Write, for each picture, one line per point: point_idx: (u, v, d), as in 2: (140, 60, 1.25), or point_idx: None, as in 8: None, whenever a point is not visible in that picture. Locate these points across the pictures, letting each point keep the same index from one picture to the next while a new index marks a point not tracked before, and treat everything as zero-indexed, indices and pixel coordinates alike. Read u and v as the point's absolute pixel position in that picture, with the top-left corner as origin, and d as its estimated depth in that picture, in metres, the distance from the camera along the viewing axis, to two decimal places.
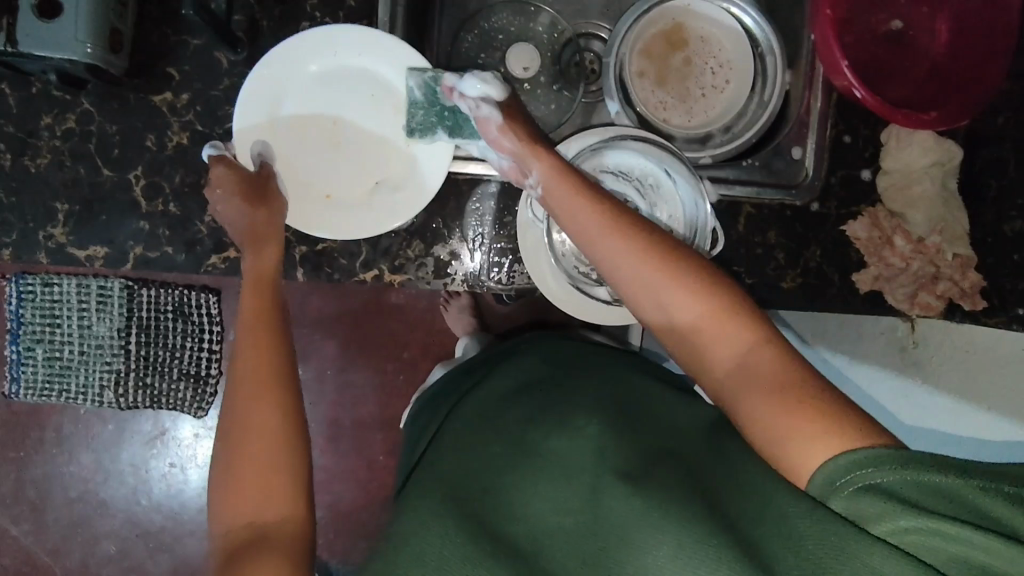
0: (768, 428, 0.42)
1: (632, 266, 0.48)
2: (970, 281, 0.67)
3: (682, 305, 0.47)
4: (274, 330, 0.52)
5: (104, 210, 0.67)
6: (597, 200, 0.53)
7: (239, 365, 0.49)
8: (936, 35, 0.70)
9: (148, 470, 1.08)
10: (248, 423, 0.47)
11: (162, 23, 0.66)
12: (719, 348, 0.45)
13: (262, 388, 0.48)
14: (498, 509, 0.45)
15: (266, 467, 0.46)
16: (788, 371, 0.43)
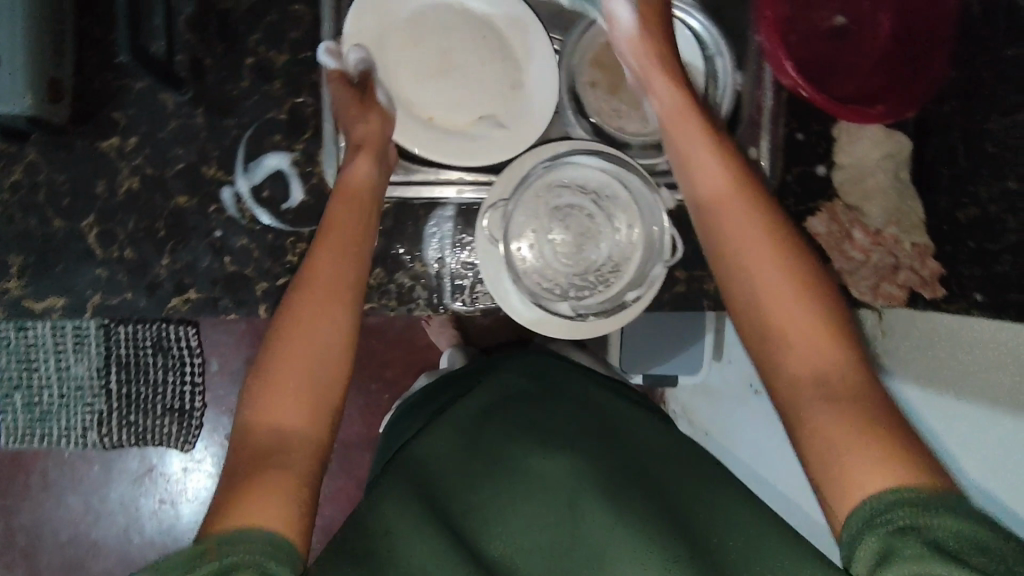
0: (822, 435, 0.46)
1: (762, 267, 0.51)
2: (930, 270, 0.68)
3: (791, 313, 0.50)
4: (350, 283, 0.55)
5: (59, 259, 0.66)
6: (752, 198, 0.55)
7: (295, 308, 0.53)
8: (879, 28, 0.70)
9: (138, 507, 1.28)
10: (307, 334, 0.51)
11: (103, 68, 0.66)
12: (804, 361, 0.48)
13: (330, 311, 0.53)
14: (477, 524, 0.58)
15: (309, 387, 0.50)
16: (865, 401, 0.46)
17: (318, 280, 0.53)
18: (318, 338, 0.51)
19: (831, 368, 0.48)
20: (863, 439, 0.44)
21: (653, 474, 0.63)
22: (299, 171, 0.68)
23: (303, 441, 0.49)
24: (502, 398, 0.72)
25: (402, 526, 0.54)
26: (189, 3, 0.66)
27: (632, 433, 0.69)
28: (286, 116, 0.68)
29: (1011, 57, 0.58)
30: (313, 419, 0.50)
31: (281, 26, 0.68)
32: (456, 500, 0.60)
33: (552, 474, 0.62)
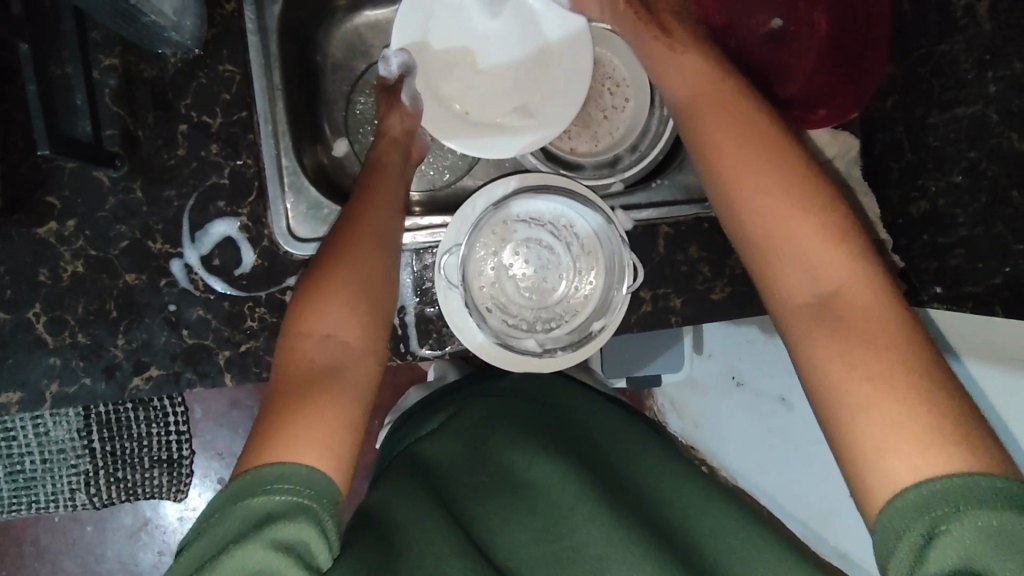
0: (812, 357, 0.46)
1: (767, 189, 0.51)
2: (889, 265, 0.66)
3: (805, 236, 0.48)
4: (361, 268, 0.57)
5: (9, 353, 0.63)
6: (754, 127, 0.54)
7: (318, 284, 0.56)
8: (816, 28, 0.69)
9: (138, 562, 1.26)
10: (349, 273, 0.57)
11: (30, 152, 0.63)
12: (820, 278, 0.48)
13: (365, 256, 0.58)
14: (482, 533, 0.58)
15: (347, 321, 0.54)
16: (892, 334, 0.44)
17: (356, 233, 0.59)
18: (355, 277, 0.56)
19: (840, 288, 0.47)
20: (881, 369, 0.43)
21: (648, 498, 0.62)
22: (248, 235, 0.67)
23: (345, 368, 0.52)
24: (505, 407, 0.72)
25: (424, 531, 0.53)
26: (112, 75, 0.64)
27: (633, 445, 0.68)
28: (228, 180, 0.66)
29: (943, 48, 0.60)
30: (354, 351, 0.54)
31: (211, 88, 0.66)
32: (464, 509, 0.60)
33: (551, 484, 0.61)
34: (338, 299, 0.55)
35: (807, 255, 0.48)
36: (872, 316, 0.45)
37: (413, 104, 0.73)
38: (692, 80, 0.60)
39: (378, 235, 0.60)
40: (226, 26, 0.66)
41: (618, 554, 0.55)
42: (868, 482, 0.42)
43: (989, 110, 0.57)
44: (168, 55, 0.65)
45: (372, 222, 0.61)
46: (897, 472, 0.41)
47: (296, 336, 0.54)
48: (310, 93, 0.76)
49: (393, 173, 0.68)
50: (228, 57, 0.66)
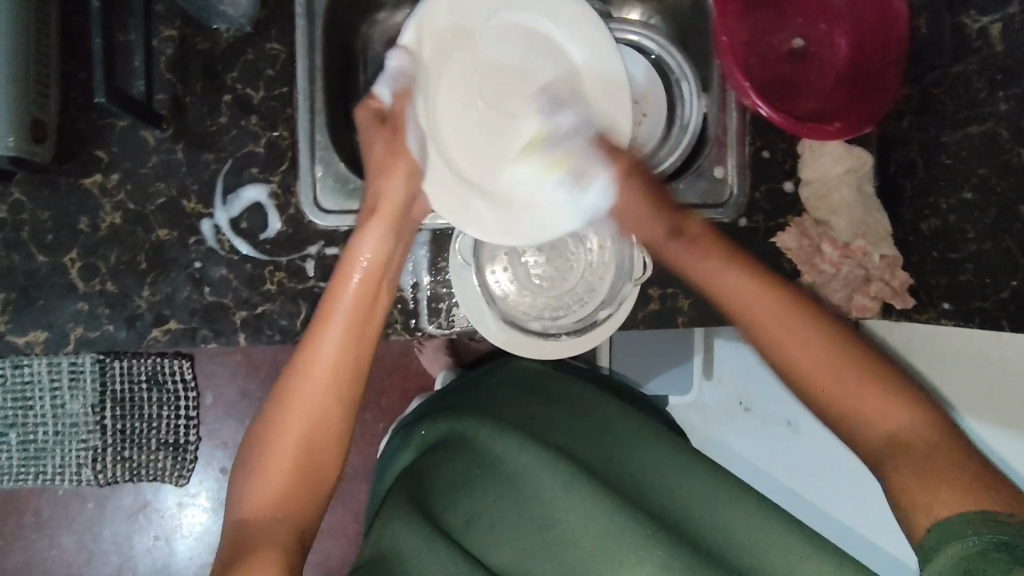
0: (906, 489, 0.52)
1: (799, 338, 0.57)
2: (899, 280, 0.68)
3: (891, 411, 0.54)
4: (304, 408, 0.59)
5: (41, 295, 0.67)
6: (750, 270, 0.61)
7: (256, 434, 0.60)
8: (836, 49, 0.72)
9: (133, 545, 1.21)
10: (301, 426, 0.59)
11: (85, 109, 0.68)
12: (888, 414, 0.54)
13: (304, 391, 0.59)
14: (477, 535, 0.59)
15: (273, 477, 0.57)
16: (953, 444, 0.52)
17: (308, 383, 0.59)
18: (303, 414, 0.59)
19: (879, 418, 0.54)
20: (955, 466, 0.50)
21: (646, 481, 0.60)
22: (276, 202, 0.70)
23: (270, 529, 0.55)
24: (503, 405, 0.71)
25: (421, 544, 0.55)
26: (169, 45, 0.69)
27: (617, 417, 0.67)
28: (264, 150, 0.70)
29: (959, 69, 0.62)
30: (268, 510, 0.57)
31: (257, 64, 0.70)
32: (454, 510, 0.61)
33: (537, 473, 0.59)
34: (289, 455, 0.58)
35: (842, 398, 0.55)
36: (918, 428, 0.53)
37: (421, 152, 0.68)
38: (719, 267, 0.63)
39: (350, 375, 0.61)
40: (278, 9, 0.71)
41: (621, 539, 0.53)
42: (916, 509, 0.51)
43: (1000, 127, 0.57)
44: (222, 30, 0.70)
45: (343, 354, 0.61)
46: (941, 509, 0.50)
47: (254, 496, 0.57)
48: (348, 78, 0.80)
49: (374, 276, 0.62)
50: (276, 37, 0.71)
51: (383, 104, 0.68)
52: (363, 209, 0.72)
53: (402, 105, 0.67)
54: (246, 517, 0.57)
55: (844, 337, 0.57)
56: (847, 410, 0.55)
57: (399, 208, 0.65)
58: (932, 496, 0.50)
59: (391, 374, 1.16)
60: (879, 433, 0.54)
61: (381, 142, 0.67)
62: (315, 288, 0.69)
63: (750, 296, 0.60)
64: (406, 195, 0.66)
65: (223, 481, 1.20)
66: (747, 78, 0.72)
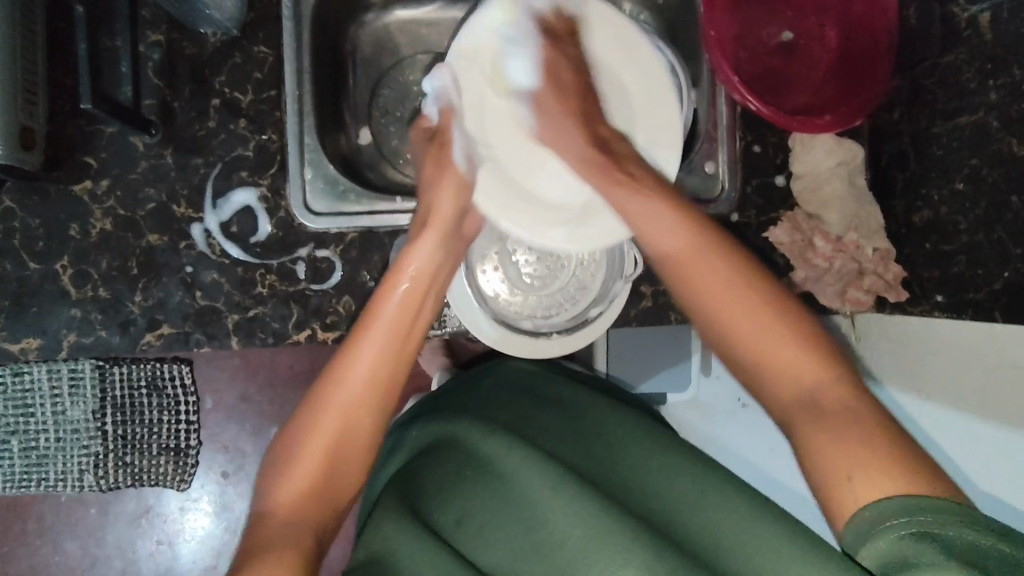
0: (825, 468, 0.48)
1: (734, 296, 0.55)
2: (893, 273, 0.68)
3: (806, 371, 0.51)
4: (345, 408, 0.58)
5: (33, 302, 0.67)
6: (720, 241, 0.58)
7: (291, 429, 0.59)
8: (825, 43, 0.72)
9: (136, 549, 1.21)
10: (334, 428, 0.58)
11: (75, 115, 0.68)
12: (796, 382, 0.52)
13: (346, 393, 0.58)
14: (467, 535, 0.59)
15: (302, 476, 0.57)
16: (879, 419, 0.48)
17: (343, 394, 0.58)
18: (350, 417, 0.58)
19: (813, 387, 0.51)
20: (872, 451, 0.46)
21: (636, 485, 0.60)
22: (267, 205, 0.70)
23: (288, 528, 0.54)
24: (497, 407, 0.71)
25: (410, 544, 0.55)
26: (157, 50, 0.69)
27: (618, 420, 0.67)
28: (253, 153, 0.70)
29: (948, 59, 0.61)
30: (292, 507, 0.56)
31: (245, 67, 0.70)
32: (444, 511, 0.61)
33: (526, 474, 0.59)
34: (315, 458, 0.57)
35: (781, 365, 0.52)
36: (850, 409, 0.49)
37: (469, 164, 0.67)
38: (672, 228, 0.59)
39: (391, 384, 0.60)
40: (264, 11, 0.71)
41: (609, 540, 0.53)
42: (841, 487, 0.47)
43: (990, 117, 0.57)
44: (209, 34, 0.70)
45: (390, 360, 0.60)
46: (856, 495, 0.45)
47: (281, 492, 0.56)
48: (337, 80, 0.80)
49: (420, 288, 0.62)
50: (263, 40, 0.71)
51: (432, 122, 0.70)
52: (354, 211, 0.72)
53: (447, 124, 0.68)
54: (265, 515, 0.56)
55: (777, 303, 0.54)
56: (773, 375, 0.53)
57: (452, 224, 0.64)
58: (856, 472, 0.46)
59: None
60: (798, 394, 0.51)
61: (428, 153, 0.68)
62: (306, 291, 0.69)
63: (696, 260, 0.57)
64: (457, 209, 0.64)
65: (225, 484, 1.20)
66: (737, 73, 0.71)
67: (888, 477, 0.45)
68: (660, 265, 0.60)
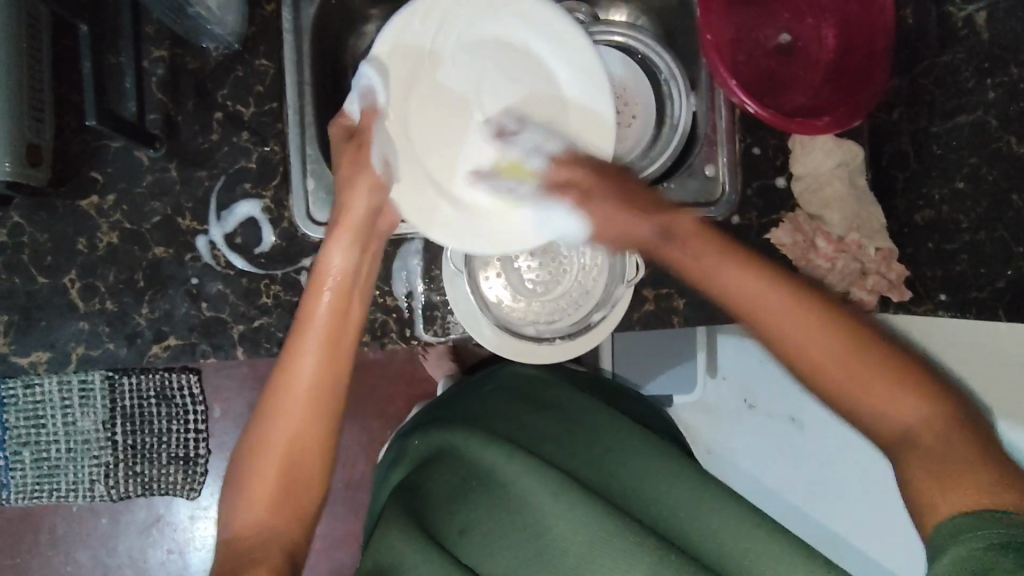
0: (922, 493, 0.50)
1: (809, 338, 0.53)
2: (897, 273, 0.67)
3: (888, 403, 0.51)
4: (299, 420, 0.58)
5: (42, 315, 0.68)
6: (757, 269, 0.56)
7: (241, 445, 0.60)
8: (823, 44, 0.72)
9: (147, 558, 1.22)
10: (282, 444, 0.58)
11: (80, 131, 0.69)
12: (883, 406, 0.52)
13: (287, 405, 0.58)
14: (470, 546, 0.59)
15: (261, 495, 0.57)
16: (949, 423, 0.50)
17: (293, 399, 0.58)
18: (291, 433, 0.58)
19: (888, 407, 0.52)
20: (959, 464, 0.49)
21: (637, 490, 0.60)
22: (270, 216, 0.71)
23: (258, 550, 0.56)
24: (495, 415, 0.71)
25: (417, 559, 0.55)
26: (160, 65, 0.70)
27: (611, 424, 0.67)
28: (256, 165, 0.71)
29: (946, 58, 0.62)
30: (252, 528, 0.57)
31: (247, 80, 0.71)
32: (447, 523, 0.61)
33: (525, 483, 0.59)
34: (272, 475, 0.58)
35: (845, 381, 0.52)
36: (938, 421, 0.51)
37: (384, 167, 0.63)
38: (744, 271, 0.56)
39: (331, 394, 0.59)
40: (265, 25, 0.72)
41: (609, 545, 0.53)
42: (923, 506, 0.50)
43: (990, 116, 0.58)
44: (211, 49, 0.71)
45: (298, 377, 0.58)
46: (943, 506, 0.49)
47: (245, 508, 0.57)
48: (338, 90, 0.81)
49: (340, 296, 0.60)
50: (264, 53, 0.72)
51: (353, 118, 0.64)
52: None
53: (369, 124, 0.63)
54: (231, 535, 0.57)
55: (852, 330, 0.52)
56: (829, 391, 0.53)
57: (367, 222, 0.62)
58: (937, 490, 0.49)
59: (397, 382, 1.16)
60: (886, 427, 0.52)
61: (345, 151, 0.63)
62: None
63: (740, 281, 0.55)
64: (371, 207, 0.62)
65: None
66: (735, 75, 0.71)
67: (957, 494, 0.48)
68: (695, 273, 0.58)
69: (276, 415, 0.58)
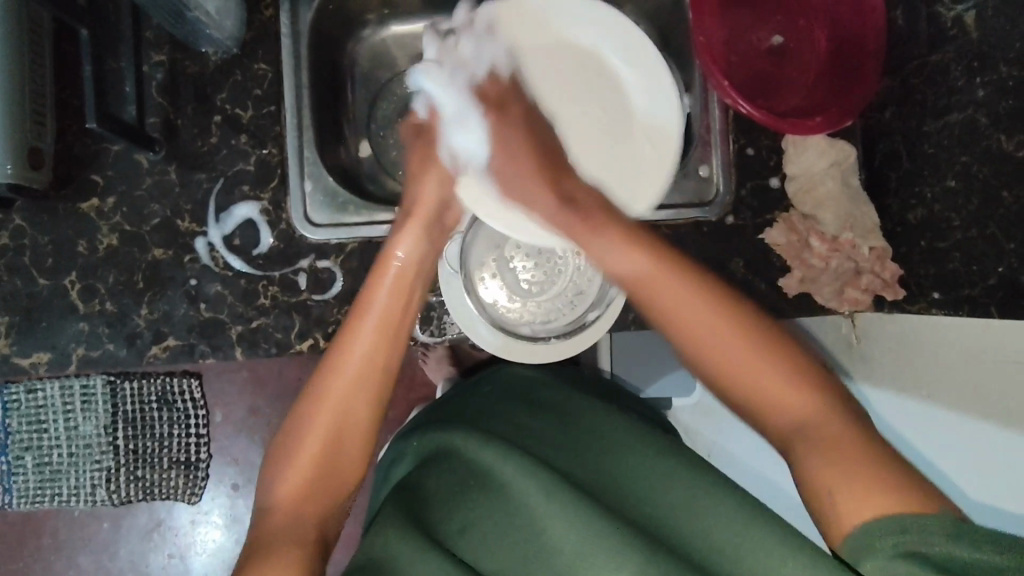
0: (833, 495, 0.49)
1: (729, 349, 0.54)
2: (890, 272, 0.68)
3: (793, 405, 0.53)
4: (347, 397, 0.58)
5: (43, 317, 0.69)
6: None
7: (289, 423, 0.59)
8: (815, 44, 0.73)
9: (148, 562, 1.22)
10: (330, 420, 0.57)
11: (82, 135, 0.70)
12: (781, 399, 0.53)
13: (337, 386, 0.58)
14: (468, 544, 0.59)
15: (296, 471, 0.57)
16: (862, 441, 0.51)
17: (342, 378, 0.58)
18: (347, 410, 0.58)
19: (794, 405, 0.53)
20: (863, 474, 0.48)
21: (635, 490, 0.60)
22: (268, 218, 0.71)
23: (290, 533, 0.54)
24: (494, 416, 0.71)
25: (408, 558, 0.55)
26: (160, 70, 0.71)
27: (610, 425, 0.67)
28: (254, 168, 0.72)
29: (936, 58, 0.62)
30: (288, 510, 0.56)
31: (246, 84, 0.72)
32: (446, 521, 0.61)
33: (521, 484, 0.59)
34: (313, 455, 0.57)
35: (767, 389, 0.53)
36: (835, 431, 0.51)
37: (451, 159, 0.66)
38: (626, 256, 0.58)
39: (383, 378, 0.59)
40: (264, 29, 0.73)
41: (603, 542, 0.54)
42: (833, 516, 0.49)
43: (978, 115, 0.57)
44: (210, 53, 0.72)
45: (365, 356, 0.58)
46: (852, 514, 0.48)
47: (282, 489, 0.56)
48: (336, 93, 0.82)
49: (405, 280, 0.61)
50: (262, 57, 0.73)
51: (422, 116, 0.68)
52: (354, 222, 0.73)
53: (435, 122, 0.67)
54: (264, 518, 0.56)
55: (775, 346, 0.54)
56: (748, 394, 0.54)
57: (439, 216, 0.64)
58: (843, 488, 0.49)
59: (397, 385, 1.17)
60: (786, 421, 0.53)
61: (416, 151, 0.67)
62: (308, 300, 0.70)
63: (670, 285, 0.56)
64: (438, 199, 0.64)
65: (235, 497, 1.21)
66: (728, 77, 0.72)
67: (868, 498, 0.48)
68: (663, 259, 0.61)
69: (329, 394, 0.57)
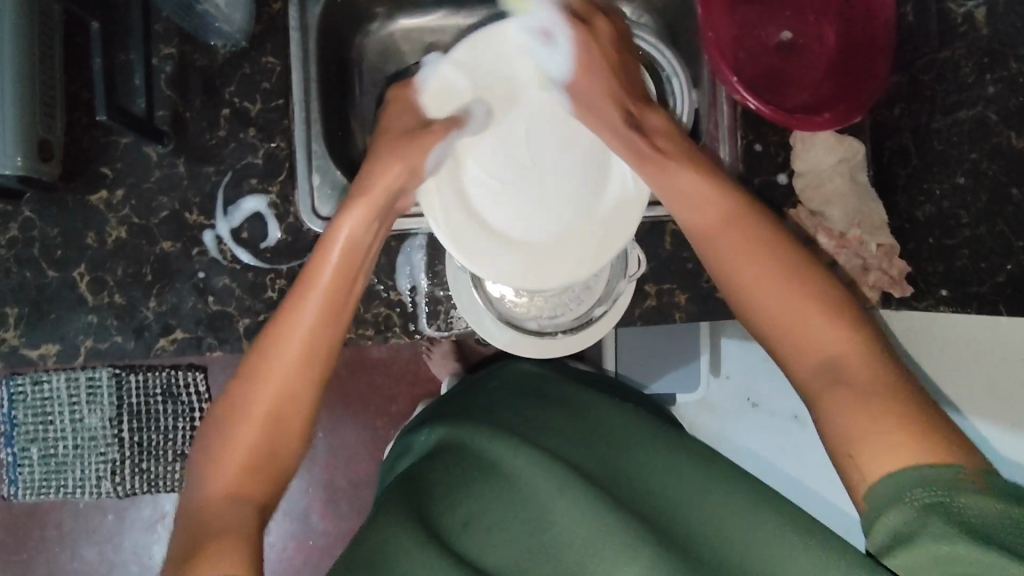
0: (859, 450, 0.47)
1: (776, 294, 0.53)
2: (898, 269, 0.68)
3: (832, 342, 0.51)
4: (291, 378, 0.55)
5: (52, 308, 0.69)
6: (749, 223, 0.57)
7: (220, 404, 0.56)
8: (824, 41, 0.73)
9: (152, 554, 1.22)
10: (267, 402, 0.55)
11: (91, 128, 0.71)
12: (822, 336, 0.51)
13: (276, 364, 0.55)
14: (471, 536, 0.58)
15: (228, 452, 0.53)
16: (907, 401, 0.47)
17: (277, 362, 0.55)
18: (280, 394, 0.55)
19: (843, 365, 0.50)
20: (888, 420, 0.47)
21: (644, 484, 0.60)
22: (275, 212, 0.72)
23: (220, 524, 0.50)
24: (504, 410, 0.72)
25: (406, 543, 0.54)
26: (169, 63, 0.71)
27: (619, 421, 0.67)
28: (262, 161, 0.72)
29: (945, 55, 0.62)
30: (219, 499, 0.52)
31: (254, 77, 0.72)
32: (451, 512, 0.60)
33: (532, 477, 0.59)
34: (252, 439, 0.54)
35: (814, 342, 0.52)
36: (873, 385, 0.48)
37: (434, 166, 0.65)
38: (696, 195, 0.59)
39: (321, 361, 0.57)
40: (271, 23, 0.73)
41: (608, 536, 0.54)
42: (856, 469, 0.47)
43: (989, 111, 0.58)
44: (218, 46, 0.72)
45: (310, 340, 0.56)
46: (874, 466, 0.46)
47: (217, 477, 0.53)
48: (343, 87, 0.82)
49: (351, 262, 0.59)
50: (270, 50, 0.73)
51: (424, 114, 0.68)
52: None
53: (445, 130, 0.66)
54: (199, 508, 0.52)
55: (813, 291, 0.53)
56: (789, 343, 0.53)
57: (385, 203, 0.62)
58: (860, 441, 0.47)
59: (401, 380, 1.17)
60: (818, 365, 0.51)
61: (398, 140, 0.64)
62: None
63: (729, 232, 0.57)
64: (396, 186, 0.62)
65: None
66: (736, 73, 0.72)
67: (904, 448, 0.45)
68: (686, 225, 0.60)
69: (262, 376, 0.55)
